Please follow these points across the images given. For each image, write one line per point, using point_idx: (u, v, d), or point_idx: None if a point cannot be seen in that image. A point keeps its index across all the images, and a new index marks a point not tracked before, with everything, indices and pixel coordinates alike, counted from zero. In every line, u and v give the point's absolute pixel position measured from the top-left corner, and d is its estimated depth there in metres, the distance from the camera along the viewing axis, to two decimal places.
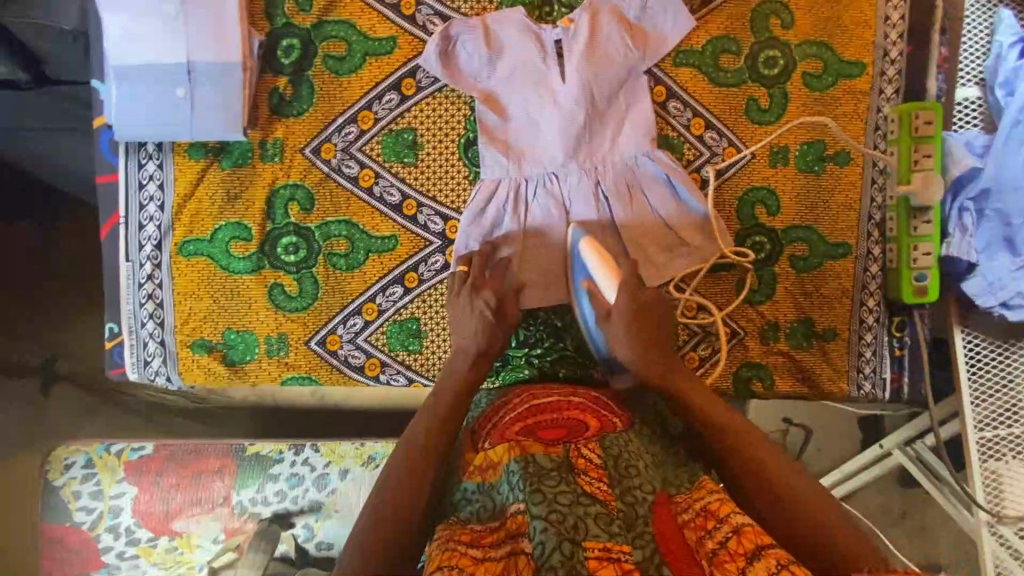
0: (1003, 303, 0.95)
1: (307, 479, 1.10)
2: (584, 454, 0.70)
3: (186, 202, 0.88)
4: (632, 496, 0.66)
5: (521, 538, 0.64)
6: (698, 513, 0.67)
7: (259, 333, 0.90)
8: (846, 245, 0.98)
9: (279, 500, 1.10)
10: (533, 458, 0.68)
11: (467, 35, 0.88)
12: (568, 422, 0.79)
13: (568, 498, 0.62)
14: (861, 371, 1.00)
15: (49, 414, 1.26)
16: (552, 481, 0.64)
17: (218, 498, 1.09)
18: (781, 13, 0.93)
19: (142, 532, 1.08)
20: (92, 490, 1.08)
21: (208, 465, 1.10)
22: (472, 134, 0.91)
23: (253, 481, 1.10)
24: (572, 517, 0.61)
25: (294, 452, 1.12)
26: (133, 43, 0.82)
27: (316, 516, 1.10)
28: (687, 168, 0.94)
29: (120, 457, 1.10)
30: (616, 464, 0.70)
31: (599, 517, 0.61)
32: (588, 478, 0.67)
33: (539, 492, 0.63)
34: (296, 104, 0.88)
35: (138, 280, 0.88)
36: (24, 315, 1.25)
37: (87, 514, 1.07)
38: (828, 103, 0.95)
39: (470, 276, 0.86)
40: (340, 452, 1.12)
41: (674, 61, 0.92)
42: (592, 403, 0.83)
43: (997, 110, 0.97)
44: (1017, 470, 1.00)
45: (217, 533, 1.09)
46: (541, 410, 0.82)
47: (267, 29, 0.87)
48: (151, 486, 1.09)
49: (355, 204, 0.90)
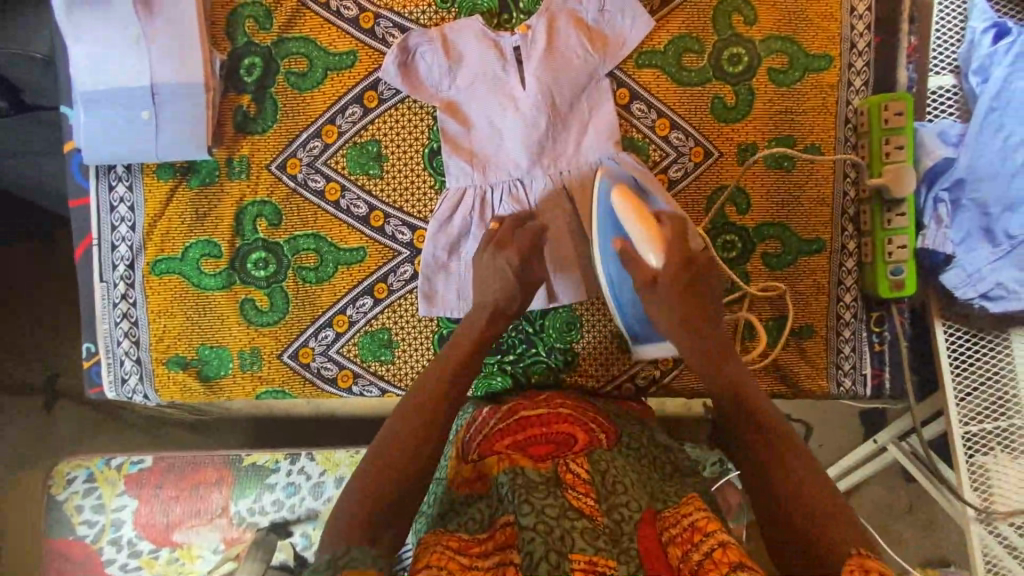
0: (984, 295, 0.94)
1: (303, 488, 1.12)
2: (571, 468, 0.71)
3: (157, 222, 0.89)
4: (618, 513, 0.66)
5: (510, 551, 0.66)
6: (684, 527, 0.67)
7: (232, 349, 0.91)
8: (820, 242, 0.96)
9: (276, 509, 1.11)
10: (522, 471, 0.69)
11: (426, 46, 0.88)
12: (556, 438, 0.78)
13: (555, 511, 0.64)
14: (841, 368, 0.98)
15: (57, 424, 1.28)
16: (540, 494, 0.66)
17: (215, 509, 1.11)
18: (743, 10, 0.93)
19: (143, 544, 1.09)
20: (94, 504, 1.10)
21: (206, 477, 1.11)
22: (435, 143, 0.91)
23: (250, 490, 1.11)
24: (559, 530, 0.62)
25: (289, 462, 1.13)
26: (98, 69, 0.84)
27: (312, 524, 1.11)
28: (653, 169, 0.94)
29: (120, 470, 1.12)
30: (604, 480, 0.70)
31: (585, 531, 0.63)
32: (575, 492, 0.68)
33: (527, 503, 0.65)
34: (260, 121, 0.89)
35: (112, 299, 0.90)
36: (19, 335, 1.28)
37: (89, 528, 1.09)
38: (796, 98, 0.94)
39: (497, 234, 0.85)
40: (334, 459, 1.14)
41: (636, 63, 0.92)
42: (584, 418, 0.83)
43: (972, 98, 0.96)
44: (1004, 464, 0.97)
45: (217, 543, 1.10)
46: (531, 424, 0.82)
47: (229, 48, 0.88)
48: (151, 498, 1.11)
49: (323, 217, 0.91)
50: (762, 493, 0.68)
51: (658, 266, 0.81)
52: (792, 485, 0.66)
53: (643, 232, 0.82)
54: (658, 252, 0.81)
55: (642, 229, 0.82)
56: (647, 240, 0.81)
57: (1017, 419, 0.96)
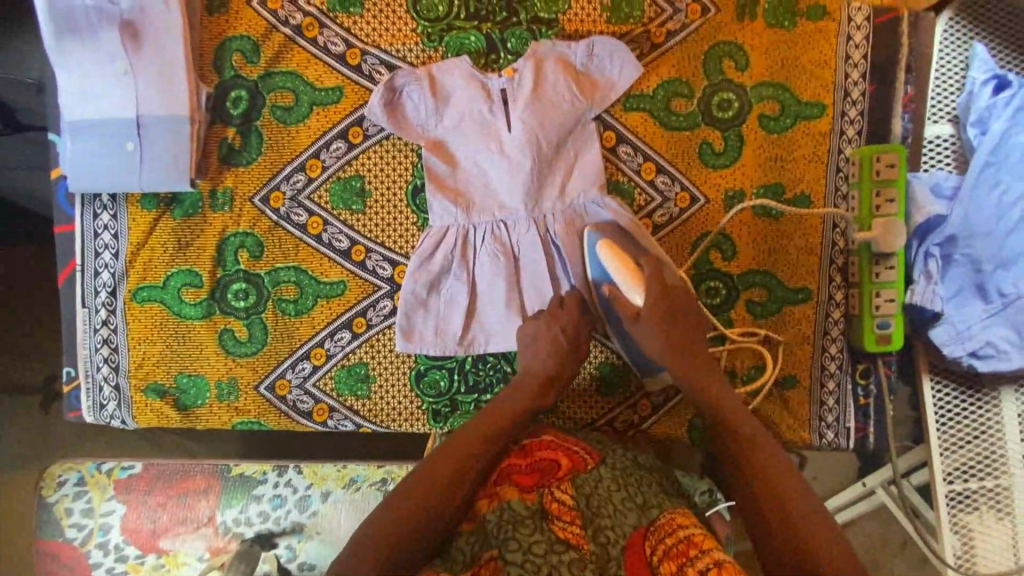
0: (973, 353, 0.91)
1: (289, 501, 1.11)
2: (556, 497, 0.70)
3: (140, 250, 0.90)
4: (604, 536, 0.66)
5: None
6: (680, 540, 0.66)
7: (210, 378, 0.92)
8: (806, 291, 0.95)
9: (262, 521, 1.10)
10: (509, 506, 0.68)
11: (412, 86, 0.88)
12: (540, 467, 0.74)
13: (542, 548, 0.64)
14: (824, 420, 0.96)
15: (54, 427, 1.27)
16: (527, 529, 0.66)
17: (201, 518, 1.10)
18: (735, 55, 0.91)
19: (130, 549, 1.09)
20: (83, 508, 1.10)
21: (194, 486, 1.12)
22: (419, 180, 0.91)
23: (237, 500, 1.11)
24: (547, 567, 0.63)
25: (278, 474, 1.13)
26: (86, 100, 0.85)
27: (298, 538, 1.09)
28: (638, 214, 0.93)
29: (110, 474, 1.12)
30: (589, 504, 0.69)
31: (573, 563, 0.63)
32: (562, 521, 0.67)
33: (514, 540, 0.65)
34: (245, 153, 0.90)
35: (93, 325, 0.91)
36: (20, 334, 1.26)
37: (78, 531, 1.10)
38: (786, 146, 0.92)
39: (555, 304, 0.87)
40: (321, 474, 1.13)
41: (623, 106, 0.91)
42: (564, 440, 0.80)
43: (970, 149, 0.94)
44: (989, 525, 0.95)
45: (202, 551, 1.10)
46: (513, 454, 0.78)
47: (216, 81, 0.89)
48: (139, 504, 1.11)
49: (304, 249, 0.91)
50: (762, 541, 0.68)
51: (641, 303, 0.83)
52: (789, 524, 0.67)
53: (627, 274, 0.83)
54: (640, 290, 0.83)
55: (624, 271, 0.83)
56: (630, 281, 0.83)
57: (1004, 480, 0.94)
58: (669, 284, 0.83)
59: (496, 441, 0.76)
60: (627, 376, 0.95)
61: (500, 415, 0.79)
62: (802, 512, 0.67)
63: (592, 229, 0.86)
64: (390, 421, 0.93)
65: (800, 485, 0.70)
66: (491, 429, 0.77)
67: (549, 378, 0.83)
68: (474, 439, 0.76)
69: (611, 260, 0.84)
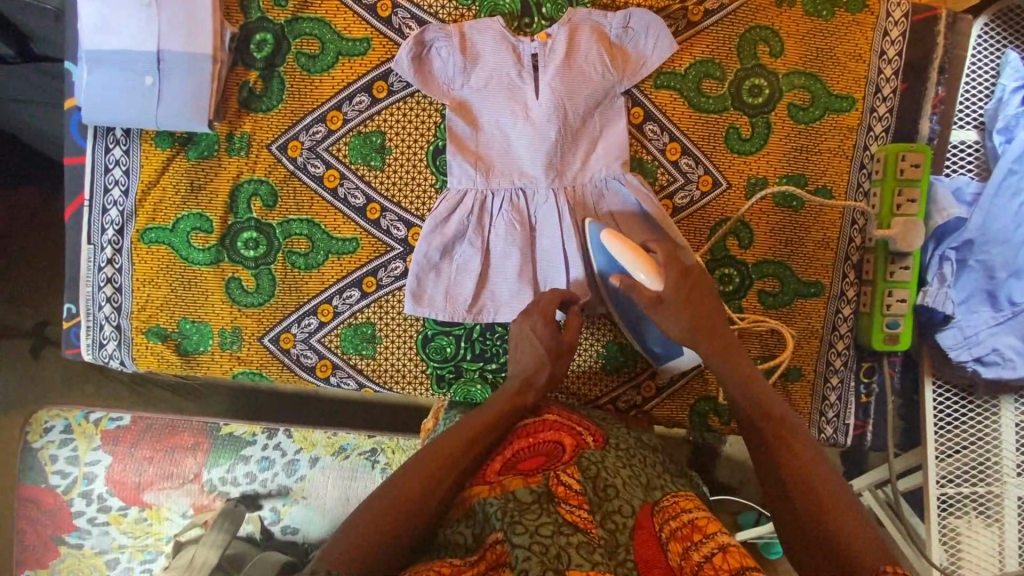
0: (978, 359, 0.92)
1: (277, 464, 1.10)
2: (563, 481, 0.68)
3: (151, 190, 0.89)
4: (613, 522, 0.64)
5: (503, 567, 0.60)
6: (684, 523, 0.64)
7: (214, 326, 0.90)
8: (819, 285, 0.94)
9: (249, 481, 1.09)
10: (513, 495, 0.66)
11: (441, 42, 0.87)
12: (544, 448, 0.74)
13: (549, 530, 0.61)
14: (824, 415, 0.96)
15: (41, 375, 1.24)
16: (533, 515, 0.63)
17: (188, 474, 1.09)
18: (770, 40, 0.90)
19: (113, 500, 1.08)
20: (69, 455, 1.09)
21: (182, 441, 1.11)
22: (441, 142, 0.90)
23: (225, 460, 1.10)
24: (555, 547, 0.60)
25: (266, 436, 1.11)
26: (107, 30, 0.83)
27: (283, 500, 1.09)
28: (659, 193, 0.92)
29: (98, 425, 1.10)
30: (596, 487, 0.68)
31: (581, 546, 0.60)
32: (568, 505, 0.65)
33: (520, 524, 0.62)
34: (266, 99, 0.88)
35: (98, 262, 0.89)
36: (12, 275, 1.22)
37: (61, 478, 1.08)
38: (813, 137, 0.92)
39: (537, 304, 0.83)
40: (311, 439, 1.12)
41: (653, 83, 0.90)
42: (569, 422, 0.79)
43: (992, 157, 0.94)
44: (977, 531, 0.95)
45: (186, 508, 1.09)
46: (518, 436, 0.77)
47: (242, 21, 0.87)
48: (126, 456, 1.09)
49: (318, 203, 0.89)
50: (786, 521, 0.68)
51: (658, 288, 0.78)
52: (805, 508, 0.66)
53: (636, 259, 0.78)
54: (652, 274, 0.77)
55: (632, 256, 0.78)
56: (640, 265, 0.77)
57: (996, 488, 0.94)
58: (683, 265, 0.79)
59: (496, 430, 0.75)
60: (635, 355, 0.95)
61: (503, 401, 0.78)
62: (821, 492, 0.67)
63: (593, 223, 0.85)
64: (394, 383, 0.93)
65: (817, 467, 0.70)
66: (493, 416, 0.76)
67: (526, 378, 0.80)
68: (476, 424, 0.76)
69: (617, 247, 0.79)
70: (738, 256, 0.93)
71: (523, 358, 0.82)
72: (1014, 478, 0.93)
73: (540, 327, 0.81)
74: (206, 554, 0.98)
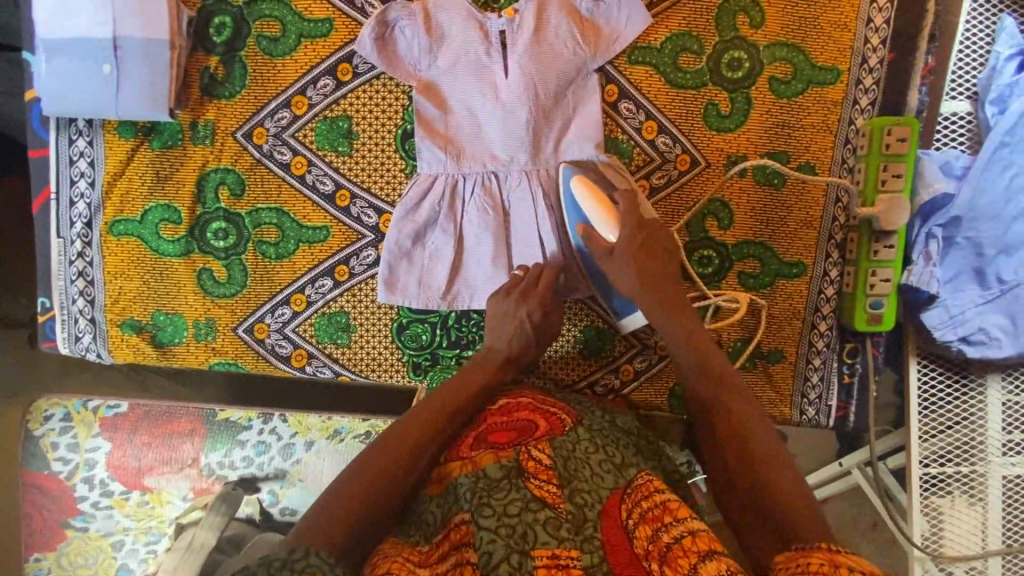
0: (964, 338, 0.90)
1: (273, 448, 1.11)
2: (534, 456, 0.66)
3: (117, 180, 0.88)
4: (580, 498, 0.62)
5: (466, 549, 0.59)
6: (655, 504, 0.63)
7: (188, 317, 0.90)
8: (802, 265, 0.92)
9: (246, 465, 1.11)
10: (484, 473, 0.64)
11: (406, 21, 0.84)
12: (518, 424, 0.73)
13: (516, 507, 0.59)
14: (806, 397, 0.95)
15: (40, 368, 1.24)
16: (501, 494, 0.61)
17: (186, 459, 1.11)
18: (749, 10, 0.87)
19: (114, 485, 1.10)
20: (69, 442, 1.11)
21: (178, 428, 1.11)
22: (409, 125, 0.87)
23: (221, 445, 1.11)
24: (522, 526, 0.58)
25: (261, 421, 1.12)
26: (63, 16, 0.81)
27: (280, 483, 1.10)
28: (635, 173, 0.89)
29: (95, 412, 1.12)
30: (567, 465, 0.66)
31: (548, 522, 0.59)
32: (538, 481, 0.63)
33: (488, 505, 0.60)
34: (227, 85, 0.86)
35: (69, 256, 0.89)
36: None
37: (63, 465, 1.10)
38: (795, 111, 0.88)
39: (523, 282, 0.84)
40: (305, 423, 1.13)
41: (628, 59, 0.87)
42: (544, 404, 0.78)
43: (985, 128, 0.88)
44: (960, 509, 0.94)
45: (186, 491, 1.10)
46: (493, 413, 0.76)
47: (199, 5, 0.85)
48: (125, 442, 1.11)
49: (286, 190, 0.88)
50: None
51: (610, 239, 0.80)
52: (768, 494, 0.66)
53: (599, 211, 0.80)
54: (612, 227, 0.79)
55: (598, 207, 0.80)
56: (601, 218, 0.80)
57: (979, 467, 0.93)
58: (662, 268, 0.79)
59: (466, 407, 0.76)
60: (613, 339, 0.94)
61: (479, 376, 0.79)
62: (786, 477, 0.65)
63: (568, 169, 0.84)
64: (371, 371, 0.92)
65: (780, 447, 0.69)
66: (464, 394, 0.77)
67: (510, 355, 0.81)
68: (436, 410, 0.75)
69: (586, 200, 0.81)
70: (721, 235, 0.91)
71: (501, 333, 0.82)
72: (999, 456, 0.92)
73: (540, 315, 0.82)
74: (207, 535, 0.96)
